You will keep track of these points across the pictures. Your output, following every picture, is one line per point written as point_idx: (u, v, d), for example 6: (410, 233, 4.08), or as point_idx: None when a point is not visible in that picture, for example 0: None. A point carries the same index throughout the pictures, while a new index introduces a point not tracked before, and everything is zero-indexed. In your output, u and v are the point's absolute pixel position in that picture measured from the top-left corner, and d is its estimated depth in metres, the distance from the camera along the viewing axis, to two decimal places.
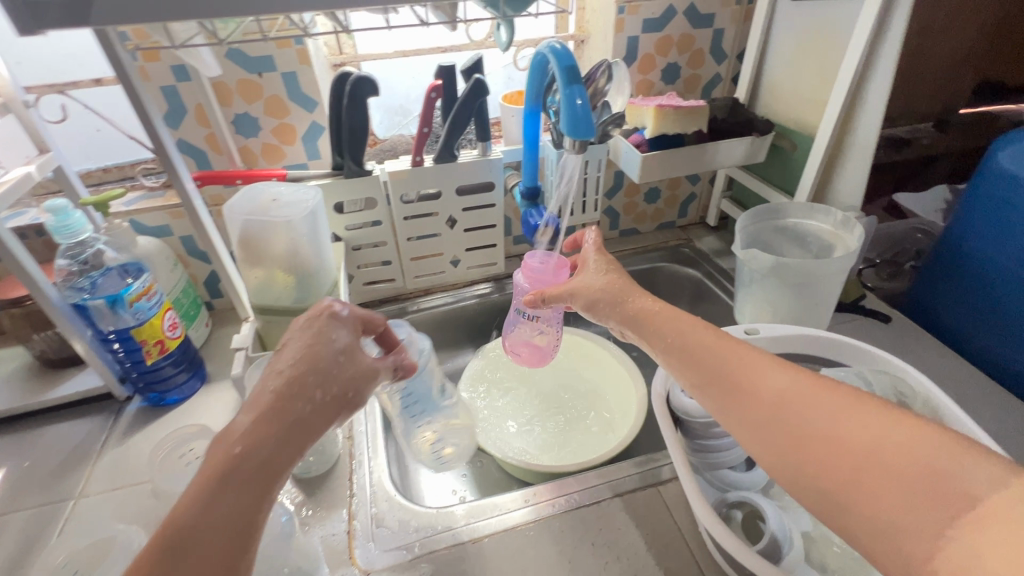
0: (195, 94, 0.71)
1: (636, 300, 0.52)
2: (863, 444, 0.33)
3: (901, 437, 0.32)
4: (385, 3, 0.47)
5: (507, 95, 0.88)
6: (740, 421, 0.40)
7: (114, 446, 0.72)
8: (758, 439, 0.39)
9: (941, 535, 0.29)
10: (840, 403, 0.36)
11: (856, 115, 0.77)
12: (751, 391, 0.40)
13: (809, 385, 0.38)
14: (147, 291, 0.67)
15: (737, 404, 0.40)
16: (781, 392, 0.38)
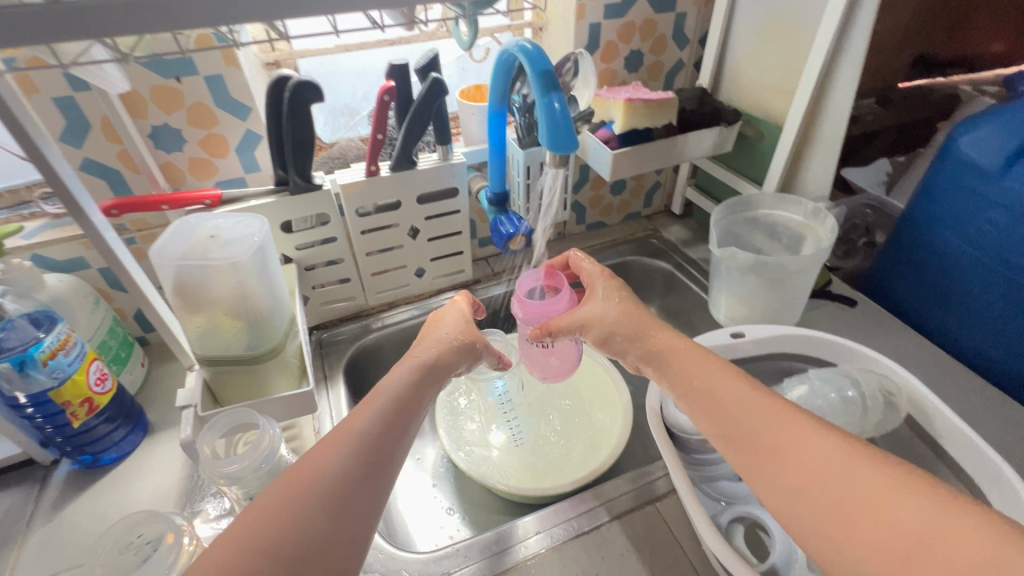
0: (99, 106, 0.60)
1: (657, 335, 0.53)
2: (904, 524, 0.33)
3: (946, 524, 0.32)
4: (332, 9, 0.40)
5: (463, 90, 0.81)
6: (773, 485, 0.40)
7: (42, 523, 0.62)
8: (790, 506, 0.38)
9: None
10: (878, 475, 0.36)
11: (823, 104, 0.76)
12: (785, 454, 0.40)
13: (845, 451, 0.38)
14: (63, 345, 0.58)
15: (769, 464, 0.40)
16: (816, 458, 0.38)
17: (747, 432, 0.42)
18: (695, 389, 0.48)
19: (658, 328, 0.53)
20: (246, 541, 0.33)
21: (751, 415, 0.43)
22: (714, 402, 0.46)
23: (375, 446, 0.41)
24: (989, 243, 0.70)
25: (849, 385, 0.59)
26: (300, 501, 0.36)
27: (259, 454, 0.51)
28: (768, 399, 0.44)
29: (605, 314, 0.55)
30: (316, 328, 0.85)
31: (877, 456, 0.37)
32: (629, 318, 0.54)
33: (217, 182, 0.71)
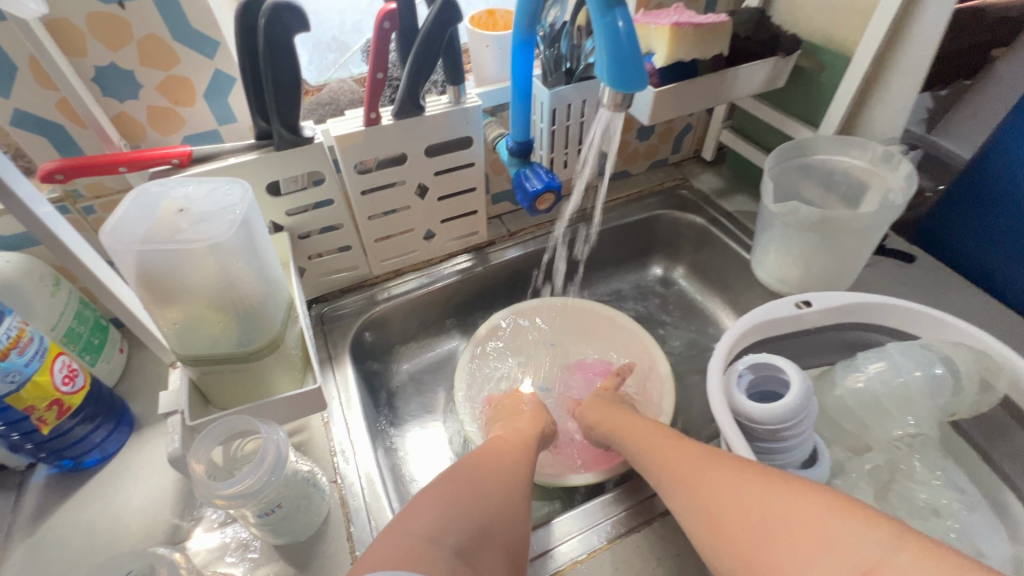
0: (22, 40, 0.47)
1: (626, 422, 0.58)
2: (774, 516, 0.37)
3: (808, 507, 0.36)
4: None
5: (473, 16, 0.68)
6: (684, 506, 0.44)
7: (24, 537, 0.55)
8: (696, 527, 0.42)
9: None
10: (760, 483, 0.40)
11: (907, 25, 0.63)
12: (694, 487, 0.44)
13: (737, 469, 0.42)
14: (15, 343, 0.48)
15: (685, 491, 0.44)
16: (714, 477, 0.43)
17: (668, 476, 0.47)
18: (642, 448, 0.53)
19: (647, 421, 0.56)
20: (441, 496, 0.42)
21: (672, 465, 0.48)
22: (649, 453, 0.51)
23: (500, 460, 0.50)
24: None
25: (937, 362, 0.52)
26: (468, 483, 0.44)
27: (264, 469, 0.43)
28: (687, 447, 0.49)
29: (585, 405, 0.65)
30: (315, 302, 0.75)
31: (761, 466, 0.42)
32: (610, 416, 0.61)
33: (185, 136, 0.59)
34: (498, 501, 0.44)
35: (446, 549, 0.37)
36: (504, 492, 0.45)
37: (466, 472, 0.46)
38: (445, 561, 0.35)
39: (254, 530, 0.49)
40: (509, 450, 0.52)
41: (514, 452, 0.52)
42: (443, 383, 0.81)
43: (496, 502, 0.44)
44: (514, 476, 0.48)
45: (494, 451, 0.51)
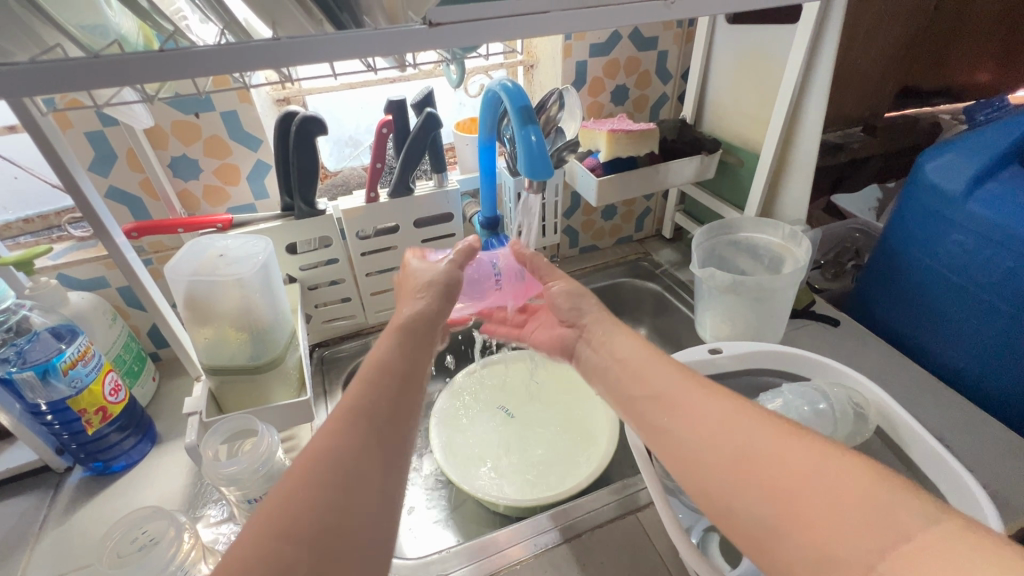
0: (125, 138, 0.66)
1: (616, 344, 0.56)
2: (788, 476, 0.35)
3: (859, 477, 0.33)
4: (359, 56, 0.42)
5: (459, 122, 0.87)
6: (674, 438, 0.43)
7: (55, 525, 0.66)
8: (685, 462, 0.41)
9: (869, 568, 0.30)
10: (778, 429, 0.38)
11: (796, 133, 0.80)
12: (689, 425, 0.42)
13: (749, 413, 0.41)
14: (82, 356, 0.62)
15: (667, 430, 0.44)
16: (718, 419, 0.41)
17: (663, 406, 0.46)
18: (638, 366, 0.51)
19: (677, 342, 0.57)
20: (270, 526, 0.33)
21: (675, 396, 0.46)
22: (641, 378, 0.50)
23: (369, 429, 0.41)
24: (957, 262, 0.73)
25: (821, 399, 0.62)
26: (314, 493, 0.36)
27: (258, 456, 0.55)
28: (695, 379, 0.47)
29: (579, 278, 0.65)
30: (318, 344, 0.89)
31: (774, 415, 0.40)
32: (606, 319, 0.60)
33: (228, 207, 0.77)
34: (359, 508, 0.37)
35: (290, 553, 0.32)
36: (371, 482, 0.38)
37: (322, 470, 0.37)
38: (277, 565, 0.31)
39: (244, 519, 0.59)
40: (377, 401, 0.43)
41: (386, 408, 0.43)
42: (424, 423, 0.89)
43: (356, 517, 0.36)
44: (386, 453, 0.40)
45: (361, 408, 0.42)
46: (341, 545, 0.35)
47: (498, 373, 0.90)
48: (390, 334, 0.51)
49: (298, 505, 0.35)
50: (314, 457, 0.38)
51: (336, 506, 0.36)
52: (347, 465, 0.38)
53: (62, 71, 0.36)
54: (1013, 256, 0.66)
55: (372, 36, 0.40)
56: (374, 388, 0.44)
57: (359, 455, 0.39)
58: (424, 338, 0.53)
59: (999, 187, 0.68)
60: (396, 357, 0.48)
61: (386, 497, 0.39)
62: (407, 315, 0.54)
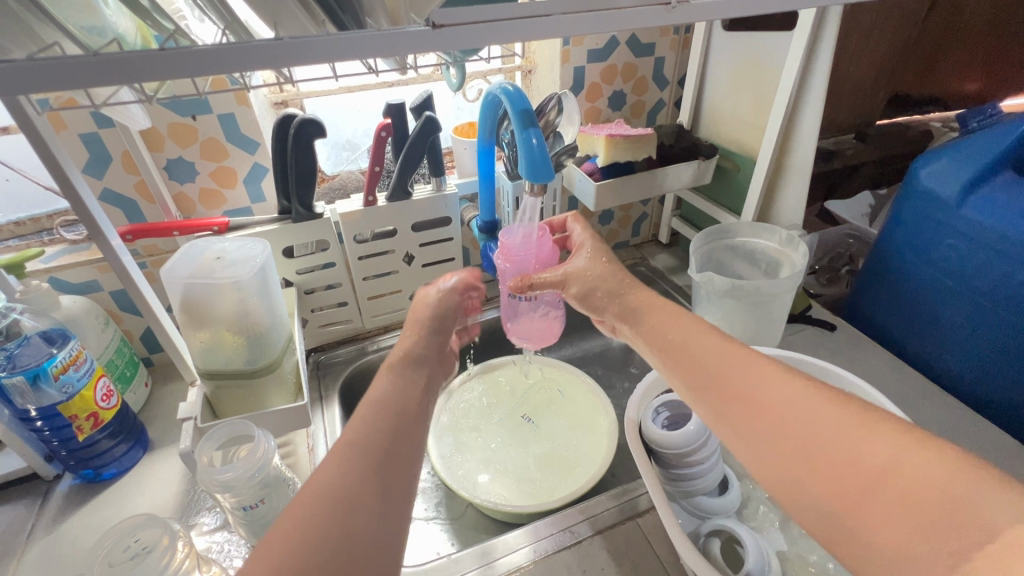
0: (121, 140, 0.65)
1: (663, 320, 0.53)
2: (862, 471, 0.36)
3: (943, 473, 0.33)
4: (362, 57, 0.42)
5: (457, 127, 0.87)
6: (739, 428, 0.43)
7: (44, 534, 0.64)
8: (754, 453, 0.41)
9: (955, 567, 0.30)
10: (851, 419, 0.38)
11: (793, 139, 0.81)
12: (759, 413, 0.42)
13: (822, 401, 0.40)
14: (74, 361, 0.61)
15: (734, 415, 0.43)
16: (789, 407, 0.41)
17: (726, 389, 0.45)
18: (693, 343, 0.49)
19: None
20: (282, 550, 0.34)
21: (741, 378, 0.44)
22: (694, 359, 0.48)
23: (376, 454, 0.42)
24: (952, 266, 0.74)
25: None
26: (325, 517, 0.36)
27: (252, 463, 0.54)
28: (753, 359, 0.45)
29: (591, 271, 0.59)
30: (314, 349, 0.88)
31: (849, 401, 0.40)
32: (646, 299, 0.56)
33: (224, 210, 0.76)
34: (369, 533, 0.37)
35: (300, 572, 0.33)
36: (379, 507, 0.39)
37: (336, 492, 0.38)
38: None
39: (239, 527, 0.58)
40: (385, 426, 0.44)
41: (392, 433, 0.44)
42: None
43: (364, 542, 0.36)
44: (393, 478, 0.41)
45: (368, 434, 0.43)
46: (356, 563, 0.35)
47: (496, 379, 0.89)
48: (396, 362, 0.53)
49: (307, 530, 0.35)
50: (328, 478, 0.38)
51: (345, 529, 0.36)
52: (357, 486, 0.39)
53: (61, 69, 0.35)
54: (1007, 260, 0.67)
55: (375, 37, 0.40)
56: (380, 416, 0.45)
57: (368, 480, 0.39)
58: (426, 366, 0.55)
59: (992, 192, 0.69)
60: (401, 386, 0.50)
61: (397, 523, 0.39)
62: (410, 345, 0.56)
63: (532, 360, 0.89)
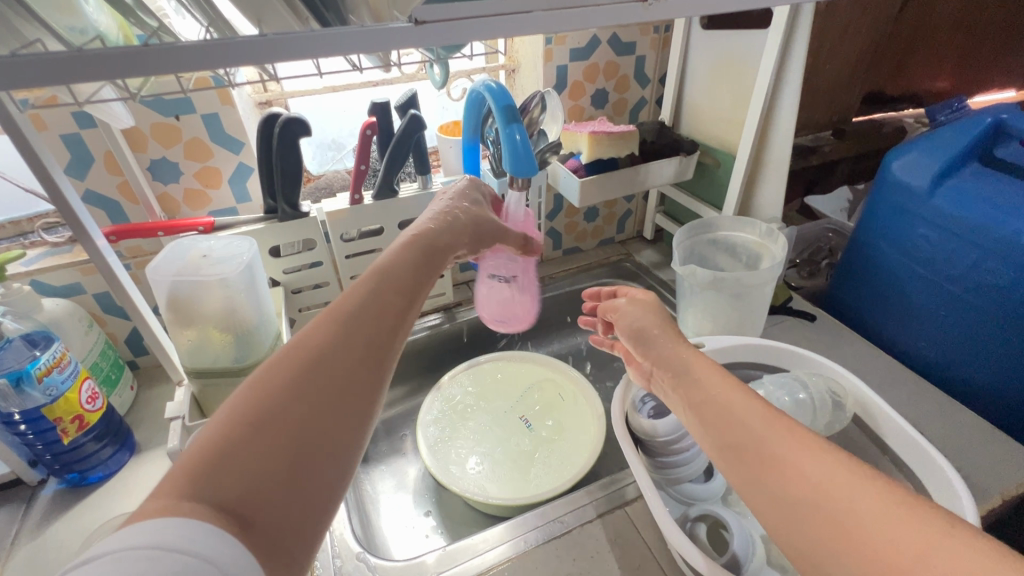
0: (103, 141, 0.65)
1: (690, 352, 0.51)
2: (836, 504, 0.32)
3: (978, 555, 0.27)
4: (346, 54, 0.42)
5: (442, 125, 0.88)
6: (752, 482, 0.37)
7: (28, 539, 0.64)
8: (765, 506, 0.36)
9: None
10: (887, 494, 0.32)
11: (770, 134, 0.83)
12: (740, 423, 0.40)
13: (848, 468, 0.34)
14: (58, 363, 0.61)
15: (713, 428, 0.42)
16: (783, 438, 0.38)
17: (724, 417, 0.41)
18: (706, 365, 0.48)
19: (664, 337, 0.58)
20: (237, 413, 0.33)
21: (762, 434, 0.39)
22: (711, 406, 0.43)
23: (356, 333, 0.39)
24: (924, 256, 0.77)
25: (800, 389, 0.65)
26: (291, 389, 0.35)
27: None
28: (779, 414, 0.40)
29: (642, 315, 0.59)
30: None
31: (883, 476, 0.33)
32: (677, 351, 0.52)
33: (210, 211, 0.76)
34: (336, 408, 0.35)
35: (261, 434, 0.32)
36: (348, 387, 0.37)
37: (313, 365, 0.36)
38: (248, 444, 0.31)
39: None
40: (381, 307, 0.42)
41: (379, 316, 0.41)
42: (410, 426, 0.89)
43: (327, 415, 0.35)
44: (374, 356, 0.39)
45: (352, 312, 0.40)
46: (322, 431, 0.34)
47: (486, 375, 0.90)
48: (403, 245, 0.49)
49: (270, 399, 0.34)
50: (307, 349, 0.37)
51: (313, 404, 0.35)
52: (335, 361, 0.37)
53: (45, 65, 0.36)
54: (975, 249, 0.70)
55: (358, 33, 0.41)
56: (368, 294, 0.42)
57: (341, 357, 0.38)
58: (441, 255, 0.52)
59: (960, 182, 0.72)
60: (400, 267, 0.46)
61: (366, 405, 0.38)
62: (427, 227, 0.53)
63: (537, 359, 0.91)
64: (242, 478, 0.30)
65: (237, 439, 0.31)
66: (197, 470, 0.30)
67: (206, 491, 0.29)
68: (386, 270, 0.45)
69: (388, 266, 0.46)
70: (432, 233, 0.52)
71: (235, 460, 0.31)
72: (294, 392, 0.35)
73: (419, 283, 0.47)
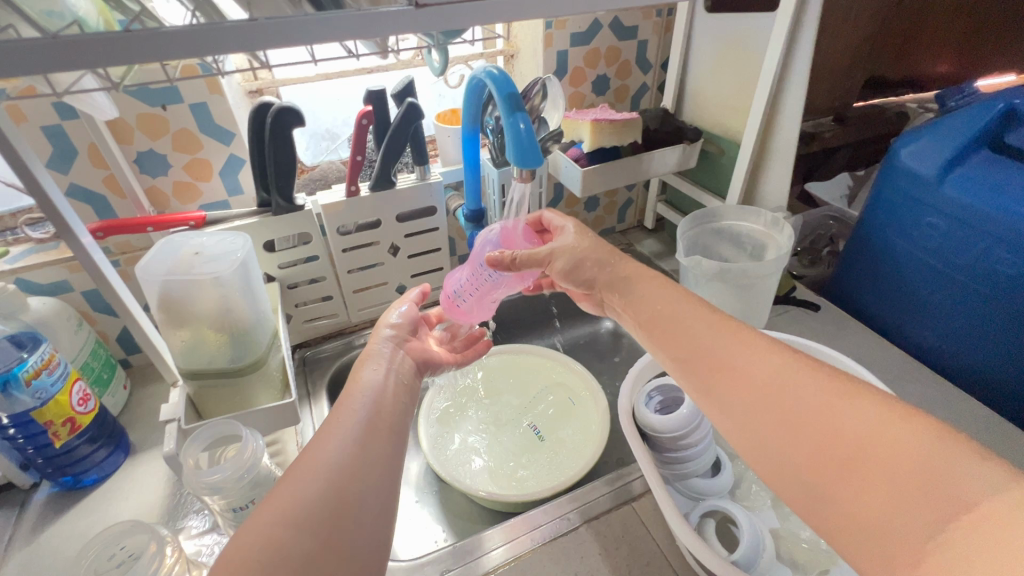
0: (87, 133, 0.62)
1: (711, 333, 0.48)
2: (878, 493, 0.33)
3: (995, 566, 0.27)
4: (344, 39, 0.40)
5: (440, 114, 0.86)
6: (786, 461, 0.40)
7: (22, 545, 0.62)
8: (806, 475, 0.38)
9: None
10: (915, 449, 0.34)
11: (776, 120, 0.81)
12: (776, 434, 0.40)
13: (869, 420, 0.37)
14: (46, 365, 0.58)
15: None
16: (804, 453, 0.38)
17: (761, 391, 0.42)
18: (703, 361, 0.47)
19: None
20: (279, 516, 0.37)
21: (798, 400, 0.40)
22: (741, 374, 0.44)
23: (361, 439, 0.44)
24: (932, 245, 0.76)
25: None
26: (319, 484, 0.39)
27: (242, 463, 0.52)
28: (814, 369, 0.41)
29: (578, 244, 0.62)
30: (299, 345, 0.86)
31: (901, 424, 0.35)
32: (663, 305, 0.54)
33: (200, 205, 0.73)
34: (354, 499, 0.40)
35: (303, 529, 0.36)
36: (365, 488, 0.41)
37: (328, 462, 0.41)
38: (298, 540, 0.36)
39: (228, 528, 0.57)
40: (370, 403, 0.47)
41: (374, 408, 0.47)
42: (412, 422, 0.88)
43: (358, 499, 0.40)
44: (381, 441, 0.45)
45: (352, 420, 0.45)
46: (356, 515, 0.39)
47: (486, 368, 0.88)
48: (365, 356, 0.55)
49: (303, 497, 0.38)
50: (319, 451, 0.41)
51: (341, 494, 0.39)
52: (350, 454, 0.42)
53: (19, 52, 0.33)
54: (986, 238, 0.69)
55: (355, 18, 0.38)
56: (354, 399, 0.48)
57: (353, 451, 0.42)
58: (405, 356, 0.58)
59: (969, 170, 0.71)
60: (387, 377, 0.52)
61: (384, 481, 0.42)
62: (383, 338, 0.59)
63: (538, 350, 0.89)
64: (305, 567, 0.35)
65: (283, 539, 0.35)
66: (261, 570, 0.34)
67: None
68: (359, 377, 0.51)
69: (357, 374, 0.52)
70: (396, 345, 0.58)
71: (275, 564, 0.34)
72: (321, 488, 0.39)
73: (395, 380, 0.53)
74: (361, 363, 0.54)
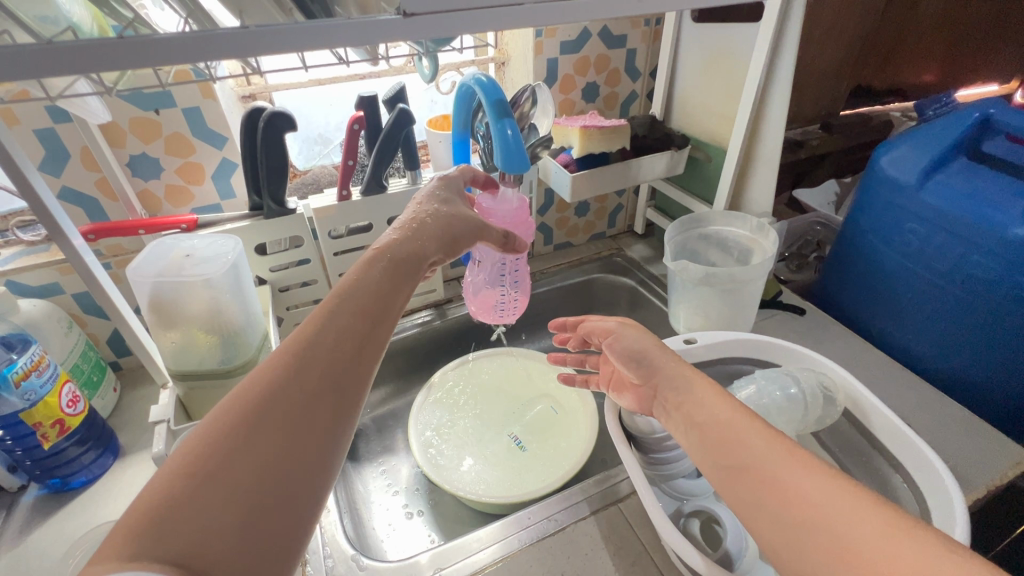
0: (79, 136, 0.63)
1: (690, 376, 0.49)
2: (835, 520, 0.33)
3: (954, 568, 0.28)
4: (334, 47, 0.41)
5: (432, 120, 0.87)
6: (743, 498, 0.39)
7: (9, 546, 0.62)
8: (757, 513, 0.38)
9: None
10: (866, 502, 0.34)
11: (761, 128, 0.83)
12: (741, 465, 0.40)
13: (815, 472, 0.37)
14: (36, 367, 0.59)
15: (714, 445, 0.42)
16: (773, 458, 0.39)
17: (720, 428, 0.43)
18: (675, 393, 0.49)
19: (646, 333, 0.58)
20: (185, 463, 0.32)
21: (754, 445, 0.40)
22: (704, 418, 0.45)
23: (310, 376, 0.38)
24: (912, 250, 0.77)
25: (791, 383, 0.65)
26: (242, 434, 0.34)
27: None
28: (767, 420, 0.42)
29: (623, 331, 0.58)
30: None
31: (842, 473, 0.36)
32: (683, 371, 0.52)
33: (192, 208, 0.74)
34: (284, 456, 0.35)
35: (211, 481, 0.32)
36: (302, 433, 0.36)
37: (262, 409, 0.36)
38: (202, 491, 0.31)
39: None
40: (336, 338, 0.41)
41: (340, 346, 0.41)
42: (402, 425, 0.88)
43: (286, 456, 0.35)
44: (335, 389, 0.39)
45: (311, 354, 0.39)
46: (284, 473, 0.34)
47: (475, 371, 0.89)
48: (366, 261, 0.47)
49: (219, 447, 0.33)
50: (256, 393, 0.36)
51: (265, 448, 0.34)
52: (291, 402, 0.37)
53: (14, 59, 0.34)
54: (960, 243, 0.71)
55: (344, 27, 0.39)
56: (324, 327, 0.41)
57: (293, 398, 0.37)
58: (411, 269, 0.49)
59: (947, 177, 0.72)
60: (364, 289, 0.44)
61: (324, 439, 0.37)
62: (390, 240, 0.50)
63: (526, 354, 0.90)
64: (203, 526, 0.30)
65: (182, 491, 0.31)
66: (150, 522, 0.29)
67: (153, 545, 0.28)
68: (347, 292, 0.44)
69: (344, 289, 0.44)
70: (405, 251, 0.49)
71: (185, 512, 0.30)
72: (245, 438, 0.34)
73: (381, 306, 0.45)
74: (358, 272, 0.46)
